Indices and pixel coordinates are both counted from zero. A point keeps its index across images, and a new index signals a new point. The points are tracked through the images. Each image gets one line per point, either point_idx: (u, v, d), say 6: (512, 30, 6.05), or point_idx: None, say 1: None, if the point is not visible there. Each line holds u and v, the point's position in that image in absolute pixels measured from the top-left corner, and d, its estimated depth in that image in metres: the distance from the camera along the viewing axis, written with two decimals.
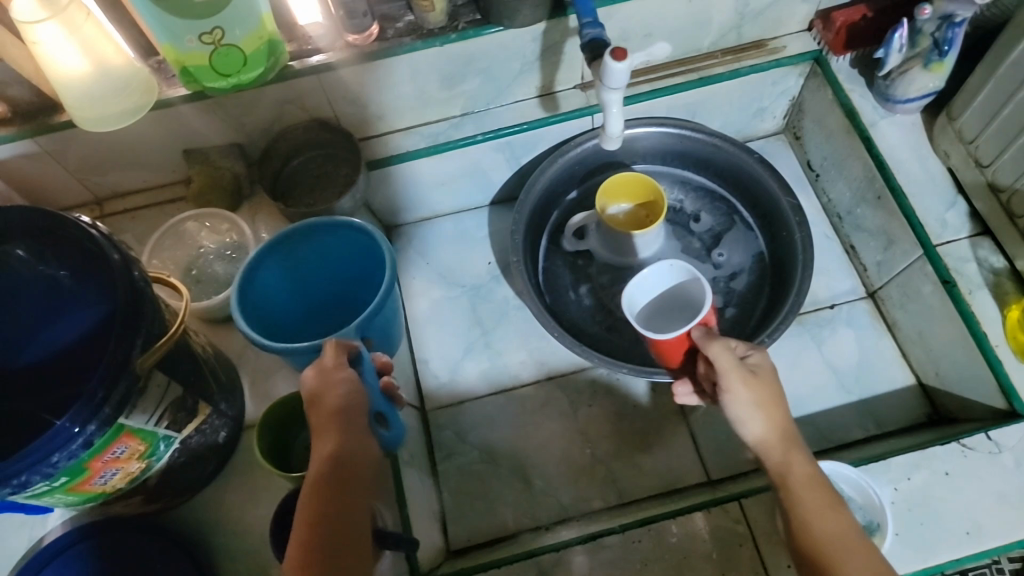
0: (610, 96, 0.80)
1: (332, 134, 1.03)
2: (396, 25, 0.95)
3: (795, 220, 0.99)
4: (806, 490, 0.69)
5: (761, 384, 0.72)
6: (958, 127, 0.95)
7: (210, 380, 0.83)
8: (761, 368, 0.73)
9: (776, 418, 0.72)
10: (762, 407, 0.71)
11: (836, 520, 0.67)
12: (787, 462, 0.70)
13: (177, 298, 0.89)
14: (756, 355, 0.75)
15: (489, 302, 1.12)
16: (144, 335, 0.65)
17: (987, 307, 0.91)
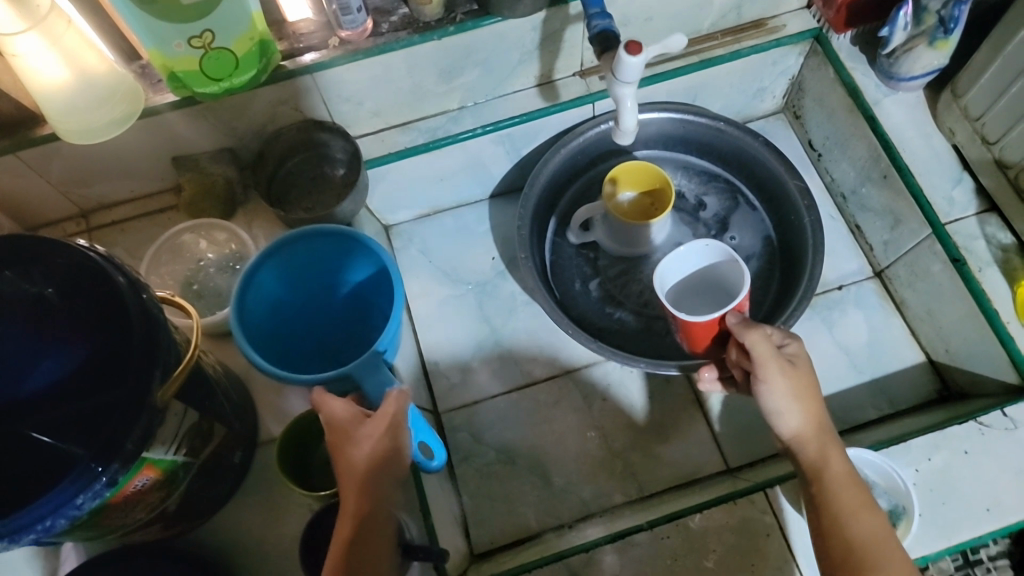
0: (622, 90, 0.80)
1: (329, 134, 1.00)
2: (390, 18, 0.91)
3: (803, 204, 0.98)
4: (841, 488, 0.69)
5: (798, 375, 0.72)
6: (963, 105, 0.95)
7: (222, 399, 0.80)
8: (799, 361, 0.73)
9: (812, 410, 0.72)
10: (800, 400, 0.72)
11: (872, 521, 0.67)
12: (821, 458, 0.71)
13: (182, 314, 0.86)
14: (793, 344, 0.74)
15: (496, 298, 1.11)
16: (163, 364, 0.62)
17: (997, 283, 0.90)
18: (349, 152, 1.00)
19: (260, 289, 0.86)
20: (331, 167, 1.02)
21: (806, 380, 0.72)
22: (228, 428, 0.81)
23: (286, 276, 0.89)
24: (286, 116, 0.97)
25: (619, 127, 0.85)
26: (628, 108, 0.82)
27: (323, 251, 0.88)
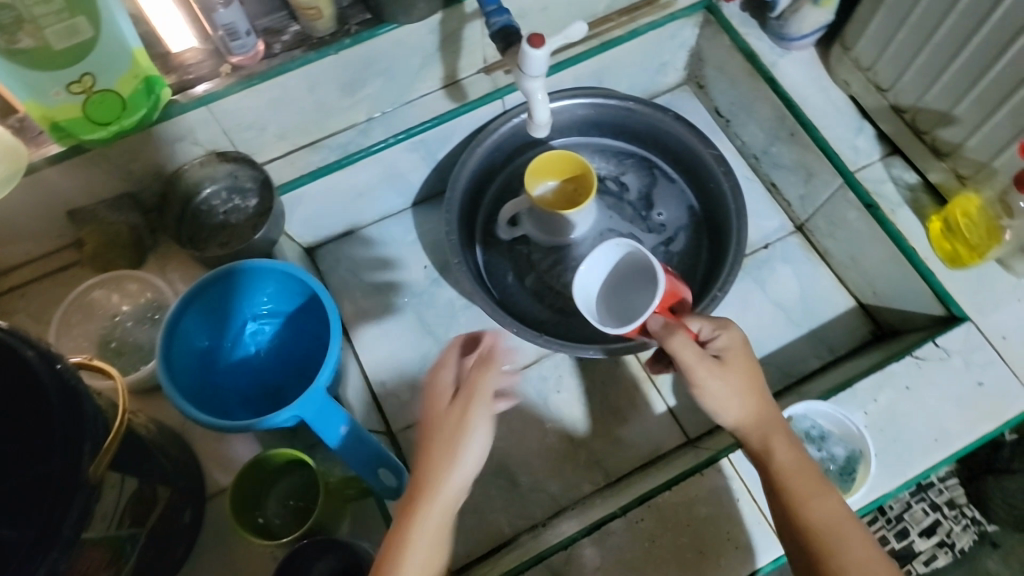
0: (531, 84, 0.79)
1: (233, 164, 0.95)
2: (282, 38, 0.88)
3: (720, 171, 1.00)
4: (789, 471, 0.72)
5: (733, 371, 0.74)
6: (854, 56, 0.99)
7: (162, 459, 0.76)
8: (729, 353, 0.75)
9: (752, 404, 0.74)
10: (737, 395, 0.74)
11: (826, 508, 0.70)
12: (765, 449, 0.73)
13: (101, 377, 0.80)
14: (722, 336, 0.75)
15: (434, 308, 1.08)
16: (92, 438, 0.57)
17: (911, 223, 0.95)
18: (259, 181, 0.96)
19: (186, 335, 0.82)
20: (241, 198, 0.98)
21: (739, 371, 0.74)
22: (171, 489, 0.76)
23: (209, 318, 0.84)
24: (184, 151, 0.91)
25: (534, 122, 0.84)
26: (540, 99, 0.81)
27: (244, 286, 0.84)
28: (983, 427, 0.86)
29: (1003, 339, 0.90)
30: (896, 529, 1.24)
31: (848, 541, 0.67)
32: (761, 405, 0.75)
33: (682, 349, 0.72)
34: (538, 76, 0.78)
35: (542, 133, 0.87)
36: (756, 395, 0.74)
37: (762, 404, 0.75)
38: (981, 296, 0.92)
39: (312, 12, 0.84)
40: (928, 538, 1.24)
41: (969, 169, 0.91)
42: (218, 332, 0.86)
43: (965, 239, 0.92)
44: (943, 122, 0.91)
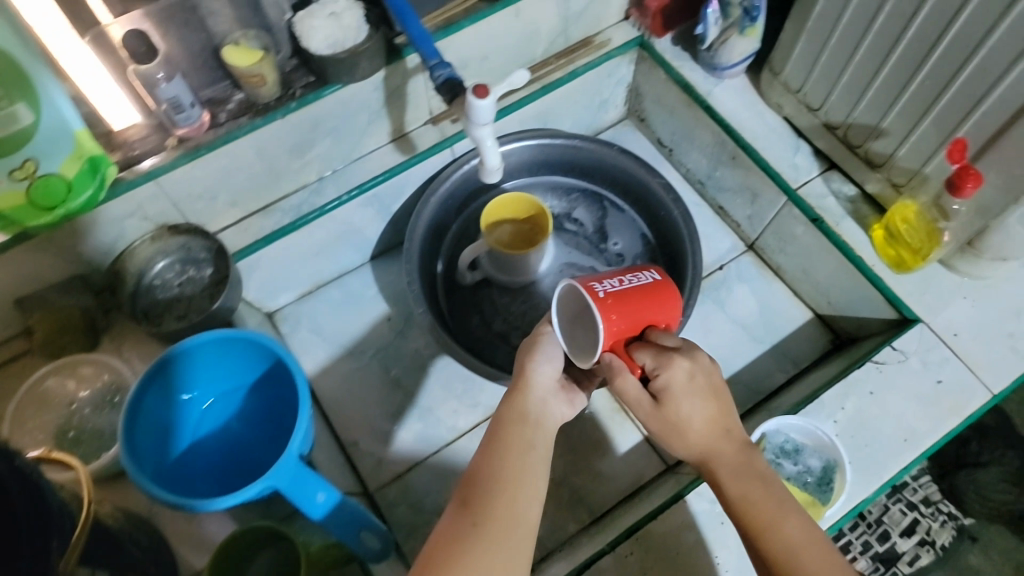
0: (480, 131, 0.81)
1: (185, 236, 0.94)
2: (227, 107, 0.90)
3: (669, 199, 1.03)
4: (748, 501, 0.67)
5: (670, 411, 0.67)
6: (783, 80, 1.03)
7: (133, 547, 0.73)
8: (670, 391, 0.67)
9: (699, 435, 0.68)
10: (682, 429, 0.69)
11: (794, 530, 0.65)
12: (718, 481, 0.69)
13: (62, 468, 0.77)
14: (665, 373, 0.66)
15: (402, 360, 1.08)
16: (59, 536, 0.55)
17: (855, 233, 0.99)
18: (213, 250, 0.95)
19: (147, 418, 0.79)
20: (196, 269, 0.96)
21: (684, 409, 0.68)
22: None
23: (169, 398, 0.82)
24: (133, 227, 0.90)
25: (486, 167, 0.85)
26: (489, 142, 0.82)
27: (207, 359, 0.83)
28: (948, 424, 0.88)
29: (955, 336, 0.93)
30: (878, 532, 1.26)
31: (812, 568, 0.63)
32: (716, 428, 0.69)
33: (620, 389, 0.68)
34: (486, 120, 0.79)
35: (495, 174, 0.88)
36: (705, 424, 0.68)
37: (719, 431, 0.69)
38: (928, 297, 0.96)
39: (256, 79, 0.86)
40: (909, 538, 1.26)
41: (903, 177, 0.95)
42: (180, 409, 0.84)
43: (908, 243, 0.95)
44: (874, 135, 0.96)
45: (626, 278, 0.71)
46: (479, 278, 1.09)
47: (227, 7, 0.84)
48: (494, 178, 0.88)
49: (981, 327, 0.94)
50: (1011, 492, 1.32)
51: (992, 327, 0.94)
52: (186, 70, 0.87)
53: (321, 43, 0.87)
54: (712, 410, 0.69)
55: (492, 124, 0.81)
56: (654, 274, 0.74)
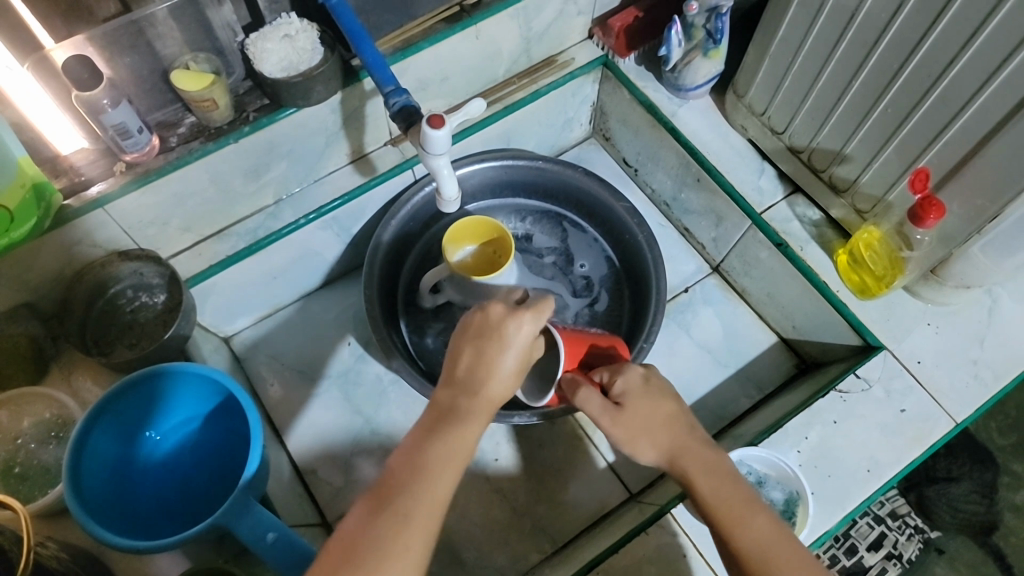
0: (435, 161, 0.79)
1: (137, 262, 0.91)
2: (178, 130, 0.87)
3: (633, 222, 1.02)
4: (716, 496, 0.68)
5: (631, 413, 0.72)
6: (747, 103, 1.02)
7: None
8: (629, 394, 0.73)
9: (662, 438, 0.72)
10: (644, 432, 0.72)
11: (757, 526, 0.66)
12: (689, 480, 0.70)
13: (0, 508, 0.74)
14: (621, 378, 0.74)
15: (362, 386, 1.07)
16: None
17: (820, 258, 0.98)
18: (166, 276, 0.93)
19: (94, 453, 0.77)
20: (149, 295, 0.94)
21: (645, 412, 0.72)
22: None
23: (118, 430, 0.80)
24: (83, 255, 0.88)
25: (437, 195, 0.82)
26: (443, 170, 0.80)
27: (158, 392, 0.81)
28: (911, 452, 0.88)
29: (918, 364, 0.93)
30: (845, 546, 1.23)
31: (779, 562, 0.63)
32: (675, 427, 0.73)
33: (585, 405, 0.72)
34: (439, 150, 0.77)
35: (454, 202, 0.86)
36: (665, 424, 0.72)
37: (681, 436, 0.72)
38: (892, 324, 0.95)
39: (207, 103, 0.83)
40: (876, 552, 1.24)
41: (867, 204, 0.94)
42: (128, 443, 0.83)
43: (871, 269, 0.95)
44: (837, 161, 0.95)
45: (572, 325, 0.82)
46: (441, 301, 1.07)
47: (176, 30, 0.82)
48: (454, 206, 0.87)
49: (943, 353, 0.94)
50: (981, 504, 1.34)
51: (955, 354, 0.94)
52: (135, 94, 0.85)
53: (274, 66, 0.84)
54: (664, 416, 0.73)
55: (449, 153, 0.80)
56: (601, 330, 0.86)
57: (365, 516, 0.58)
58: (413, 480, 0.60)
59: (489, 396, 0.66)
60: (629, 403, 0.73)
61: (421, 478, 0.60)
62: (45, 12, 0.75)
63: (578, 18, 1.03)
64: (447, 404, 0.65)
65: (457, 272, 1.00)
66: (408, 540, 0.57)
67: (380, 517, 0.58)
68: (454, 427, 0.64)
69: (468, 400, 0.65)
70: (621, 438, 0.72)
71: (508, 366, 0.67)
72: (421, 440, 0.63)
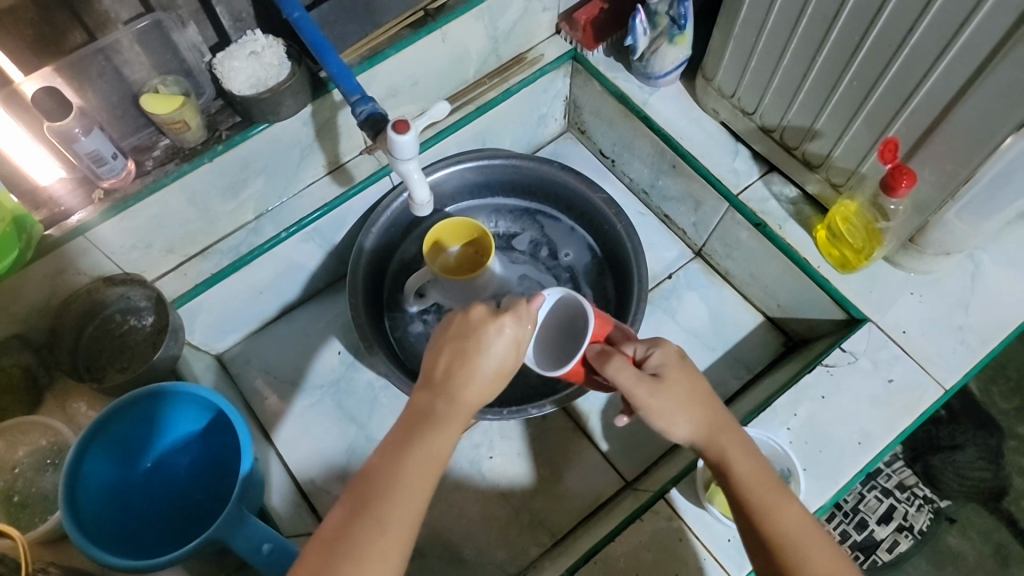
0: (405, 166, 0.80)
1: (123, 286, 0.92)
2: (153, 154, 0.89)
3: (612, 213, 1.02)
4: (754, 479, 0.68)
5: (669, 390, 0.70)
6: (717, 86, 1.03)
7: None
8: (668, 367, 0.71)
9: (700, 414, 0.71)
10: (682, 408, 0.70)
11: (792, 515, 0.67)
12: (722, 460, 0.70)
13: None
14: (657, 353, 0.72)
15: (354, 394, 1.08)
16: None
17: (799, 235, 0.98)
18: (153, 298, 0.94)
19: (89, 477, 0.78)
20: (137, 317, 0.95)
21: (687, 386, 0.71)
22: None
23: (111, 453, 0.82)
24: (68, 283, 0.89)
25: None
26: (411, 173, 0.81)
27: (150, 413, 0.82)
28: (901, 423, 0.88)
29: (903, 333, 0.93)
30: (855, 521, 1.23)
31: (810, 552, 0.65)
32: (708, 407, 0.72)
33: (619, 375, 0.69)
34: (405, 154, 0.77)
35: (426, 205, 0.87)
36: (698, 404, 0.71)
37: (713, 418, 0.71)
38: (875, 295, 0.96)
39: (179, 125, 0.84)
40: (887, 525, 1.24)
41: (841, 177, 0.95)
42: (124, 465, 0.84)
43: (850, 243, 0.95)
44: (809, 137, 0.95)
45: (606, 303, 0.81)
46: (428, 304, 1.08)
47: (143, 55, 0.83)
48: (426, 209, 0.87)
49: (929, 322, 0.94)
50: (988, 470, 1.33)
51: (941, 322, 0.94)
52: (107, 121, 0.86)
53: (243, 83, 0.85)
54: (698, 392, 0.71)
55: (418, 158, 0.81)
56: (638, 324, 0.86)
57: (345, 517, 0.58)
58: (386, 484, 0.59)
59: (467, 401, 0.64)
60: (667, 377, 0.70)
61: (396, 479, 0.59)
62: (12, 46, 0.76)
63: (544, 13, 1.03)
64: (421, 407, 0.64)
65: (441, 270, 1.00)
66: (385, 550, 0.56)
67: (359, 520, 0.57)
68: (433, 432, 0.62)
69: (448, 403, 0.64)
70: (658, 411, 0.69)
71: (488, 368, 0.65)
72: (399, 446, 0.62)
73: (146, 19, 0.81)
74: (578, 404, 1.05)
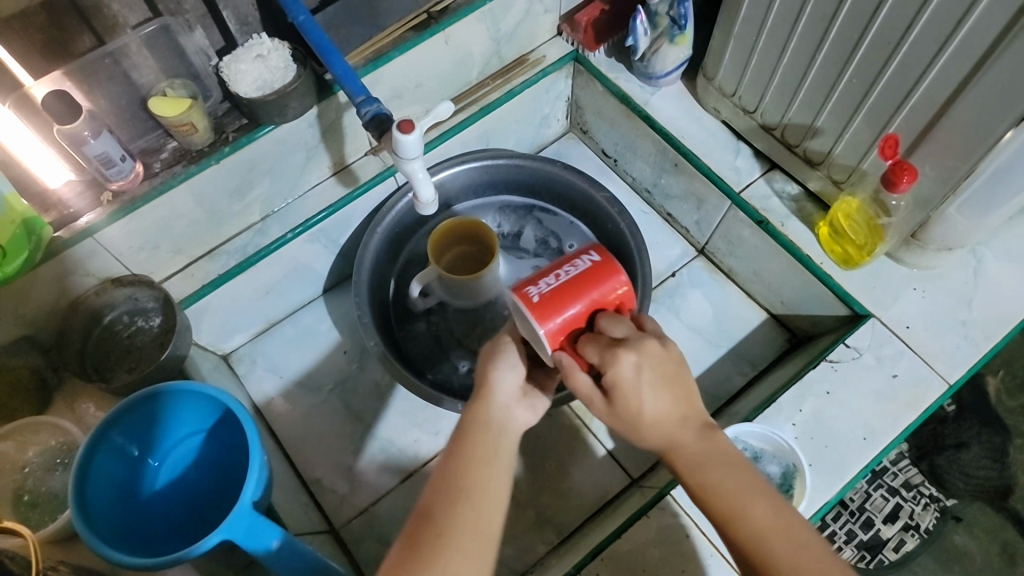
0: (410, 166, 0.81)
1: (131, 287, 0.93)
2: (161, 156, 0.90)
3: (615, 212, 1.03)
4: (713, 486, 0.65)
5: (622, 402, 0.66)
6: (718, 85, 1.04)
7: None
8: (621, 382, 0.65)
9: (661, 421, 0.67)
10: (640, 419, 0.67)
11: (755, 515, 0.63)
12: (683, 469, 0.67)
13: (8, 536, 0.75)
14: (614, 368, 0.65)
15: (360, 393, 1.10)
16: None
17: (801, 232, 0.99)
18: (161, 299, 0.95)
19: (98, 475, 0.79)
20: (145, 318, 0.96)
21: (660, 377, 0.66)
22: None
23: (119, 452, 0.82)
24: (77, 285, 0.90)
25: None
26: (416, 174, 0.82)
27: (160, 412, 0.83)
28: (905, 418, 0.88)
29: (907, 329, 0.94)
30: (861, 520, 1.23)
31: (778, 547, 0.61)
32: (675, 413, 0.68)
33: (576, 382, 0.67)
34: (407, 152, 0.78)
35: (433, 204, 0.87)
36: (665, 408, 0.67)
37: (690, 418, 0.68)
38: (878, 291, 0.96)
39: (185, 127, 0.85)
40: (893, 524, 1.24)
41: (842, 174, 0.95)
42: (133, 464, 0.85)
43: (853, 240, 0.96)
44: (810, 135, 0.96)
45: (567, 266, 0.67)
46: (433, 303, 1.10)
47: (151, 58, 0.85)
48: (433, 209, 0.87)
49: (931, 317, 0.94)
50: (993, 469, 1.30)
51: (943, 317, 0.94)
52: (114, 123, 0.87)
53: (248, 86, 0.86)
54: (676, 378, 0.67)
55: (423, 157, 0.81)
56: (592, 255, 0.69)
57: (411, 536, 0.57)
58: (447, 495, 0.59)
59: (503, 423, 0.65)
60: (642, 373, 0.65)
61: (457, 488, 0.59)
62: (21, 49, 0.77)
63: (546, 15, 1.05)
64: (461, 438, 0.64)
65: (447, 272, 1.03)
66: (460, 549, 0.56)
67: (426, 531, 0.57)
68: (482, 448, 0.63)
69: (484, 429, 0.64)
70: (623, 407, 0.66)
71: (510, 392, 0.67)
72: (451, 466, 0.62)
73: (153, 22, 0.82)
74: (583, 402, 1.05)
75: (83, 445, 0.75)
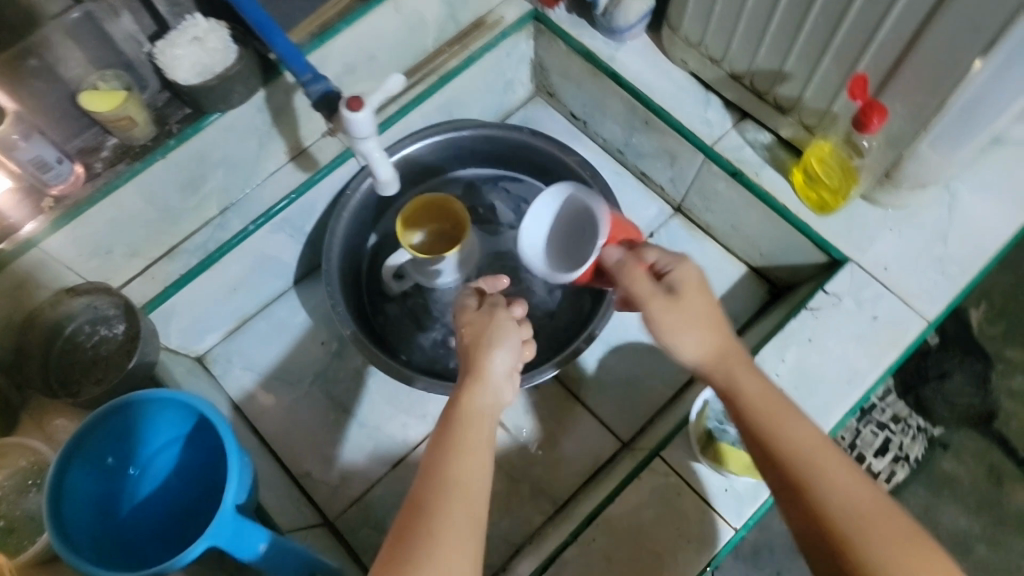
0: (365, 145, 0.79)
1: (88, 296, 0.89)
2: (101, 155, 0.84)
3: (587, 174, 0.99)
4: (759, 396, 0.66)
5: (686, 304, 0.69)
6: (683, 36, 1.00)
7: None
8: (685, 287, 0.70)
9: (713, 338, 0.69)
10: (698, 325, 0.69)
11: (801, 428, 0.64)
12: (732, 377, 0.67)
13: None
14: (677, 269, 0.71)
15: (342, 380, 1.09)
16: None
17: (776, 180, 0.97)
18: (120, 306, 0.91)
19: (75, 496, 0.76)
20: (108, 327, 0.92)
21: (516, 330, 0.70)
22: None
23: (95, 470, 0.79)
24: (29, 299, 0.85)
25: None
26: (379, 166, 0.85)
27: (136, 425, 0.80)
28: (888, 358, 0.88)
29: (885, 270, 0.93)
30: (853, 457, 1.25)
31: (830, 472, 0.61)
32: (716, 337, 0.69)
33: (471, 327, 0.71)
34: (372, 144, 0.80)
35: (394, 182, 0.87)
36: (711, 323, 0.69)
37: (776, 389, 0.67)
38: (855, 234, 0.95)
39: (124, 122, 0.80)
40: (882, 458, 1.26)
41: (813, 118, 0.93)
42: (111, 479, 0.82)
43: (827, 184, 0.94)
44: (779, 80, 0.93)
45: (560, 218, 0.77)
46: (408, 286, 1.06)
47: (77, 49, 0.79)
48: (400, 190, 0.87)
49: (909, 256, 0.93)
50: (977, 396, 1.33)
51: (921, 255, 0.93)
52: (47, 124, 0.81)
53: (188, 72, 0.81)
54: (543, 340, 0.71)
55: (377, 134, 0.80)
56: None
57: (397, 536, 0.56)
58: (435, 486, 0.57)
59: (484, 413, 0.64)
60: (676, 297, 0.69)
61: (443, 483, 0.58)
62: None
63: None
64: (440, 433, 0.63)
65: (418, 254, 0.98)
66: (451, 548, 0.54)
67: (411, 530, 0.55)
68: (465, 437, 0.61)
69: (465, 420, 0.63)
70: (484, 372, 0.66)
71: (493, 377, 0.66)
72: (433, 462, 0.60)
73: (76, 10, 0.77)
74: (570, 369, 1.04)
75: (55, 461, 0.73)
